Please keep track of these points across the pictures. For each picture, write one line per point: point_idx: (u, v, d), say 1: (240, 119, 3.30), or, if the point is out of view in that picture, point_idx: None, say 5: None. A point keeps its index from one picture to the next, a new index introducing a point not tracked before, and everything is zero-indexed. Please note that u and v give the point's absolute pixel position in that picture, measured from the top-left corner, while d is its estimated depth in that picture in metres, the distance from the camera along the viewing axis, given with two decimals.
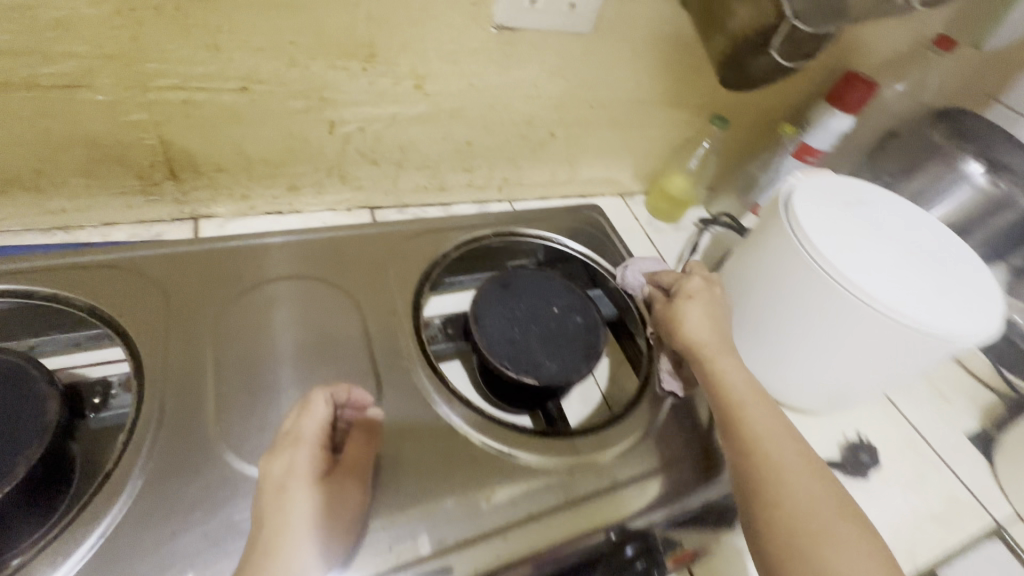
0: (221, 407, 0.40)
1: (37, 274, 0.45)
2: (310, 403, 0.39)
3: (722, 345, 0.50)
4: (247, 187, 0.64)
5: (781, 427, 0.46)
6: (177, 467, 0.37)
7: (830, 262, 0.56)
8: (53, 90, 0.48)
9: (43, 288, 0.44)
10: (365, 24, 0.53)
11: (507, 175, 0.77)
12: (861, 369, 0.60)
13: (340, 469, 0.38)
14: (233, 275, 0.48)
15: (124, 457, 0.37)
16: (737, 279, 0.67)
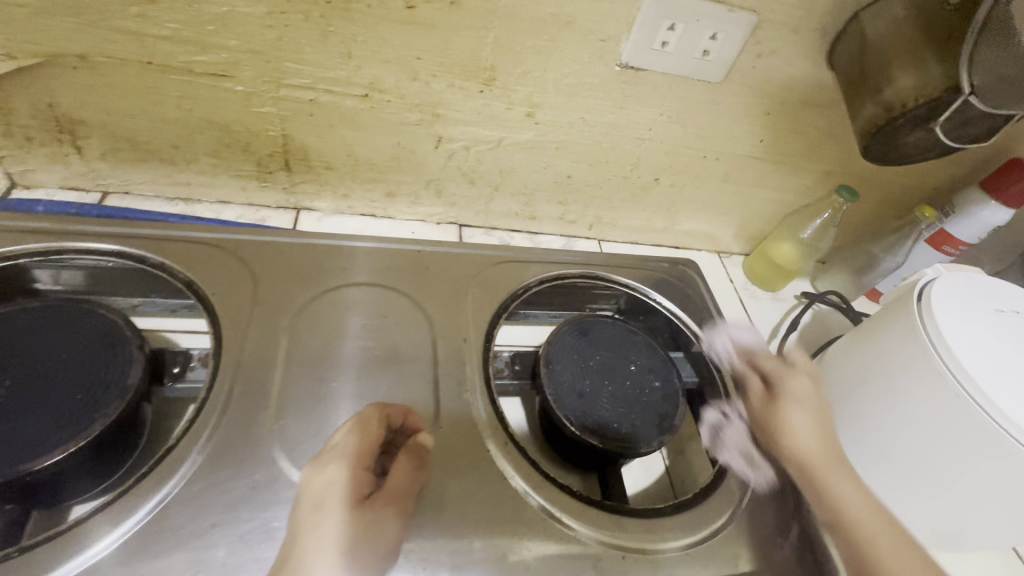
0: (282, 404, 0.40)
1: (151, 242, 0.48)
2: (362, 418, 0.39)
3: (829, 459, 0.47)
4: (349, 188, 0.66)
5: (872, 506, 0.44)
6: (231, 456, 0.38)
7: (965, 372, 0.48)
8: (202, 77, 0.52)
9: (155, 256, 0.47)
10: (491, 49, 0.53)
11: (601, 214, 0.74)
12: (985, 511, 0.49)
13: (380, 497, 0.37)
14: (320, 272, 0.49)
15: (187, 435, 0.38)
16: (840, 370, 0.59)
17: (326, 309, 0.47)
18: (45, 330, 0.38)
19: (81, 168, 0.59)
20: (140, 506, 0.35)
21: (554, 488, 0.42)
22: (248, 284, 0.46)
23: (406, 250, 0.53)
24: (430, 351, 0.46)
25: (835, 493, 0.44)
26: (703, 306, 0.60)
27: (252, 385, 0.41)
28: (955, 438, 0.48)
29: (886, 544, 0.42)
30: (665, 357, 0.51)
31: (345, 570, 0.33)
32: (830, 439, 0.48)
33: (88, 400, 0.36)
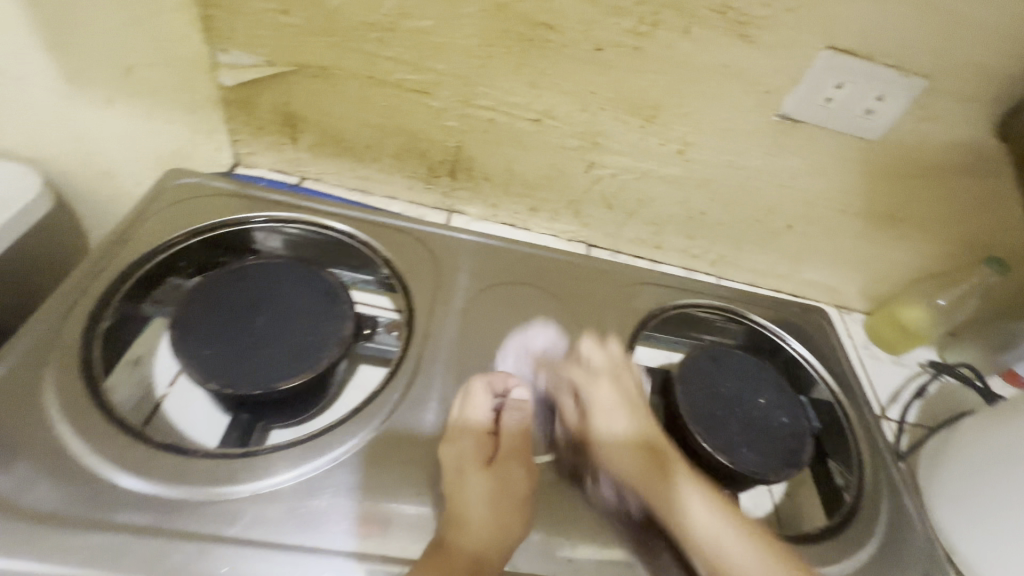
0: (460, 373, 0.48)
1: (356, 222, 0.57)
2: (471, 394, 0.46)
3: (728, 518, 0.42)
4: (499, 198, 0.73)
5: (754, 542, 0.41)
6: (421, 409, 0.46)
7: None
8: (407, 92, 0.61)
9: (359, 232, 0.56)
10: (660, 90, 0.58)
11: (725, 253, 0.76)
12: None
13: (503, 458, 0.44)
14: (489, 267, 0.56)
15: (387, 385, 0.46)
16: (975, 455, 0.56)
17: (493, 299, 0.54)
18: (282, 281, 0.47)
19: (289, 155, 0.71)
20: (356, 433, 0.43)
21: None
22: (432, 269, 0.54)
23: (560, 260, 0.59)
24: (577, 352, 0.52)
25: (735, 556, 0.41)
26: (836, 355, 0.61)
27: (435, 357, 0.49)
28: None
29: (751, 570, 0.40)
30: (796, 397, 0.52)
31: (498, 516, 0.40)
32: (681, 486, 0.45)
33: (314, 344, 0.43)
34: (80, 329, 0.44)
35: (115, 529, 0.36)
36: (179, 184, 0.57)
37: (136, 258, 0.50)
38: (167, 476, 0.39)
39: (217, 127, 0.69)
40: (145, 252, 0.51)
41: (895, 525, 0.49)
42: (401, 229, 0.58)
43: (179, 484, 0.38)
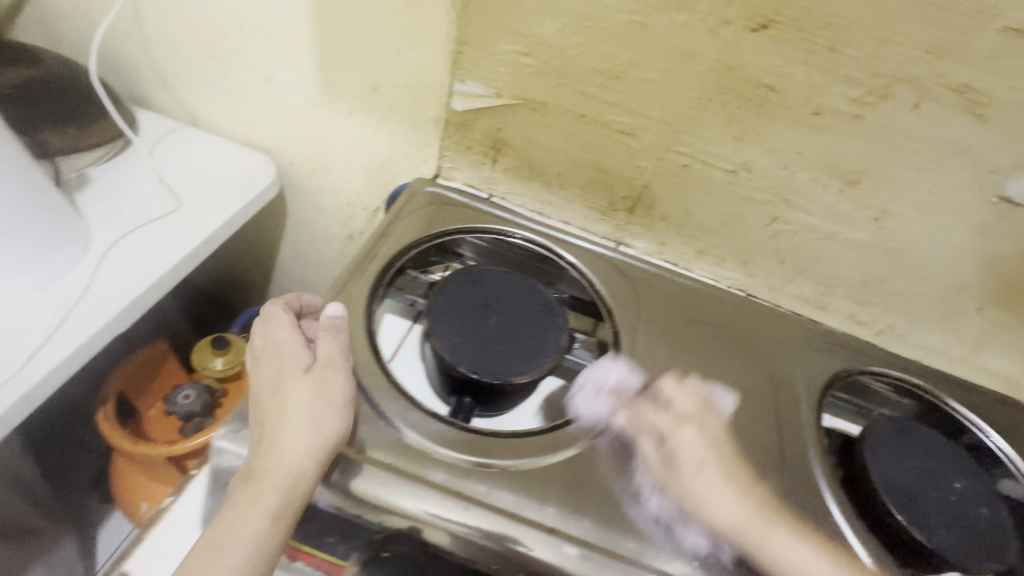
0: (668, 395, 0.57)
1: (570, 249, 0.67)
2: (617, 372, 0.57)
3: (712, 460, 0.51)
4: (668, 237, 0.76)
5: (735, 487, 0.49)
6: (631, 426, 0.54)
7: None
8: (614, 132, 0.67)
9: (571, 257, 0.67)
10: (871, 157, 0.59)
11: (895, 325, 0.73)
12: None
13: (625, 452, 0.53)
14: (684, 305, 0.65)
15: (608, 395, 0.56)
16: None
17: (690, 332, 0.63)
18: (508, 287, 0.53)
19: (484, 174, 0.79)
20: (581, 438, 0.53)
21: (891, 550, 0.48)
22: (634, 301, 0.64)
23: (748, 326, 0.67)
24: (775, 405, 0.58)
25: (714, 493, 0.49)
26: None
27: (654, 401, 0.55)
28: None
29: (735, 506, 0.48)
30: (991, 484, 0.51)
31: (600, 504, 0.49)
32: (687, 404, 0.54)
33: (535, 347, 0.49)
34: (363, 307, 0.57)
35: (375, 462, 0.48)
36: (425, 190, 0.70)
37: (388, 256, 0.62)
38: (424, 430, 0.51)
39: (431, 143, 0.79)
40: (398, 249, 0.63)
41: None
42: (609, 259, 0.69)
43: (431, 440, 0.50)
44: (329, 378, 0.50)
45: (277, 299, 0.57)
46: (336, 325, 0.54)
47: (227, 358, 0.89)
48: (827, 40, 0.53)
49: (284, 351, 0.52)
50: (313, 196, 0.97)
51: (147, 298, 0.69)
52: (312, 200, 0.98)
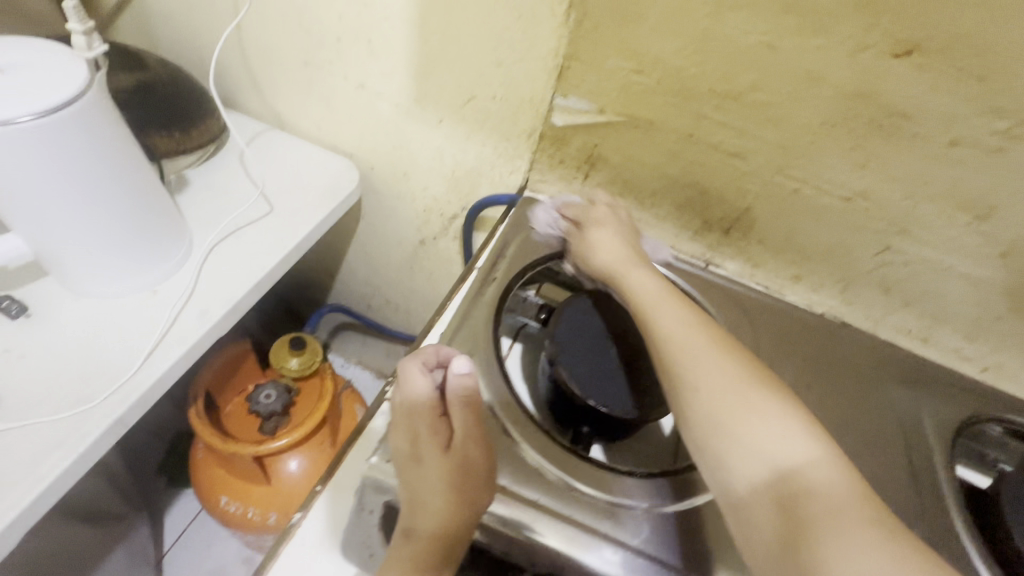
0: None
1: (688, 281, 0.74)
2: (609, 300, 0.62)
3: (725, 407, 0.47)
4: (763, 261, 0.74)
5: (771, 427, 0.45)
6: None
7: None
8: (721, 153, 0.65)
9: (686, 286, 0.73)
10: (1010, 192, 0.55)
11: (1007, 367, 0.69)
12: None
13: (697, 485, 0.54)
14: (801, 345, 0.69)
15: None
16: None
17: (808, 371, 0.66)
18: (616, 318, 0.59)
19: (574, 188, 0.78)
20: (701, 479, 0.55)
21: None
22: (754, 338, 0.69)
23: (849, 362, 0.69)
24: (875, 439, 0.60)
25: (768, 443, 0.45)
26: None
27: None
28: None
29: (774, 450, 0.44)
30: None
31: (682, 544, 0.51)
32: (621, 247, 0.63)
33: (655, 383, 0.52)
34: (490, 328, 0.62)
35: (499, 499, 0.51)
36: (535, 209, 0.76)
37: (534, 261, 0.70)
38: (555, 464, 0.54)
39: (521, 155, 0.78)
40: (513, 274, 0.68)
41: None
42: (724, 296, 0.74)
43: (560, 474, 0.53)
44: (472, 462, 0.51)
45: (412, 357, 0.55)
46: (469, 390, 0.53)
47: (303, 358, 0.90)
48: (977, 69, 0.50)
49: (424, 418, 0.52)
50: (389, 201, 0.97)
51: (245, 302, 0.70)
52: (388, 204, 0.98)
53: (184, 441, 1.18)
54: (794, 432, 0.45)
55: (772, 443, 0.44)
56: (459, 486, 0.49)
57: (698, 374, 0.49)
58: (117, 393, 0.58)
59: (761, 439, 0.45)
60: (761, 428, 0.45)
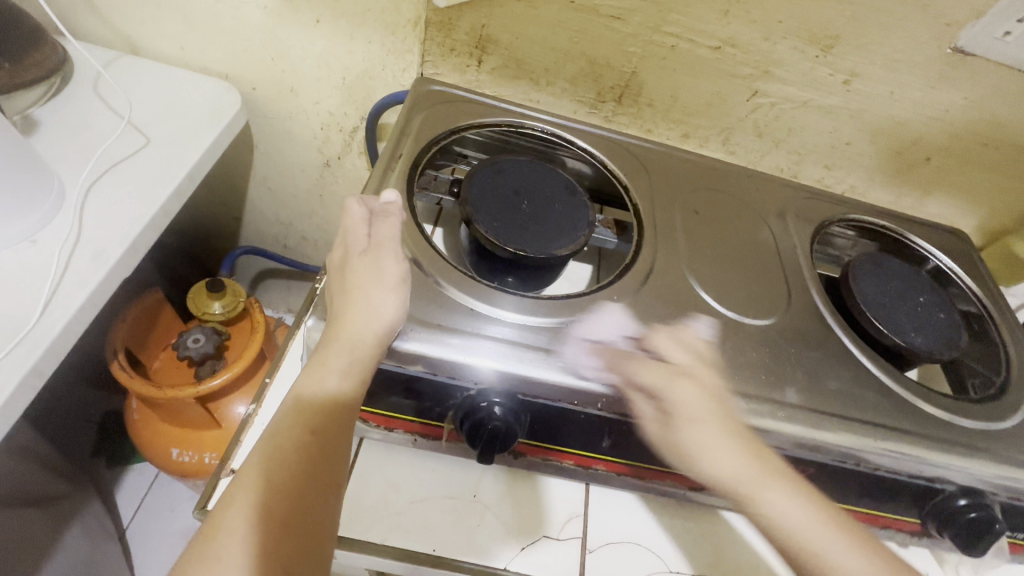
0: (688, 248, 0.56)
1: (567, 129, 0.66)
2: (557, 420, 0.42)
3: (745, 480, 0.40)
4: (655, 124, 0.79)
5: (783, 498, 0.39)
6: (662, 286, 0.52)
7: None
8: (602, 17, 0.68)
9: (564, 134, 0.65)
10: (845, 20, 0.63)
11: (856, 185, 0.82)
12: None
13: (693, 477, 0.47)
14: (686, 173, 0.64)
15: (639, 254, 0.54)
16: None
17: (697, 196, 0.62)
18: (534, 173, 0.55)
19: (470, 78, 0.78)
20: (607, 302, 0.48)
21: (880, 351, 0.56)
22: (642, 170, 0.63)
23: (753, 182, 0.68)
24: (781, 259, 0.58)
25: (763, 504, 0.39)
26: (976, 263, 0.69)
27: (665, 279, 0.52)
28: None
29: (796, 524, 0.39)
30: (945, 295, 0.61)
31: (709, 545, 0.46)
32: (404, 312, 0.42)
33: (571, 225, 0.52)
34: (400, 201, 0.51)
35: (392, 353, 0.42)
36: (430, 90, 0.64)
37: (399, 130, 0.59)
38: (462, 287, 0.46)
39: (411, 49, 0.76)
40: (420, 146, 0.58)
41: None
42: (605, 139, 0.67)
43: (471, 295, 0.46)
44: (389, 274, 0.44)
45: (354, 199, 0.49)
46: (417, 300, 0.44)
47: (226, 300, 0.87)
48: None
49: (348, 246, 0.46)
50: (281, 123, 0.91)
51: (144, 240, 0.66)
52: (279, 128, 0.92)
53: (116, 416, 1.12)
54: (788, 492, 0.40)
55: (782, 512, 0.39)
56: (367, 300, 0.42)
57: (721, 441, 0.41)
58: (21, 346, 0.55)
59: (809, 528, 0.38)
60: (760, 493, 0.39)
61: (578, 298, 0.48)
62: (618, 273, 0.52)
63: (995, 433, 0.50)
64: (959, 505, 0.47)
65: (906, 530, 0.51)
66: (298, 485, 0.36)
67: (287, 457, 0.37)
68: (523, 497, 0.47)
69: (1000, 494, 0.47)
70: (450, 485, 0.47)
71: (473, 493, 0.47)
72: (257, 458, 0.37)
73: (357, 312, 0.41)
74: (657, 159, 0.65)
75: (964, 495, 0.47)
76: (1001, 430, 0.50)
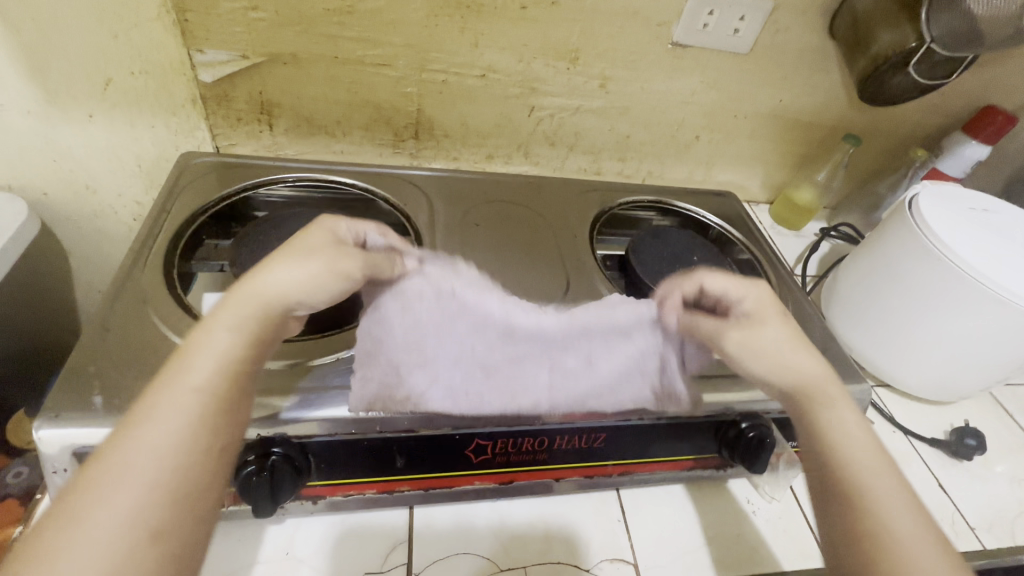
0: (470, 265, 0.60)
1: (355, 175, 0.68)
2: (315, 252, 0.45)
3: (824, 396, 0.45)
4: (459, 151, 0.84)
5: (864, 433, 0.42)
6: None
7: (937, 237, 0.65)
8: (368, 66, 0.72)
9: (349, 179, 0.67)
10: (577, 36, 0.72)
11: (652, 170, 0.91)
12: (953, 345, 0.66)
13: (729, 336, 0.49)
14: (472, 194, 0.70)
15: None
16: (840, 279, 0.77)
17: (482, 213, 0.67)
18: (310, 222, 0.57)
19: (268, 142, 0.79)
20: None
21: None
22: (424, 200, 0.67)
23: (545, 187, 0.74)
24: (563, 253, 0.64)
25: (825, 422, 0.43)
26: (743, 221, 0.79)
27: None
28: (927, 283, 0.65)
29: (848, 452, 0.41)
30: (715, 251, 0.69)
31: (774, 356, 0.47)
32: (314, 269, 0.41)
33: None
34: (159, 277, 0.49)
35: None
36: (198, 163, 0.65)
37: (164, 208, 0.58)
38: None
39: (197, 126, 0.76)
40: (185, 220, 0.57)
41: (799, 317, 0.63)
42: (392, 176, 0.70)
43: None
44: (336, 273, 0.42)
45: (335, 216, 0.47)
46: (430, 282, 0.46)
47: None
48: None
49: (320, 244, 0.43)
50: (88, 223, 0.86)
51: None
52: (89, 229, 0.86)
53: None
54: (868, 444, 0.42)
55: (849, 429, 0.42)
56: (281, 272, 0.40)
57: (750, 343, 0.47)
58: None
59: (856, 458, 0.40)
60: (847, 413, 0.44)
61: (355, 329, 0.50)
62: None
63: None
64: (740, 428, 0.51)
65: (714, 465, 0.55)
66: (195, 441, 0.33)
67: (153, 434, 0.32)
68: (336, 543, 0.47)
69: (772, 409, 0.53)
70: (261, 552, 0.46)
71: (285, 552, 0.47)
72: (113, 452, 0.31)
73: (281, 266, 0.41)
74: (446, 185, 0.69)
75: (745, 419, 0.52)
76: None
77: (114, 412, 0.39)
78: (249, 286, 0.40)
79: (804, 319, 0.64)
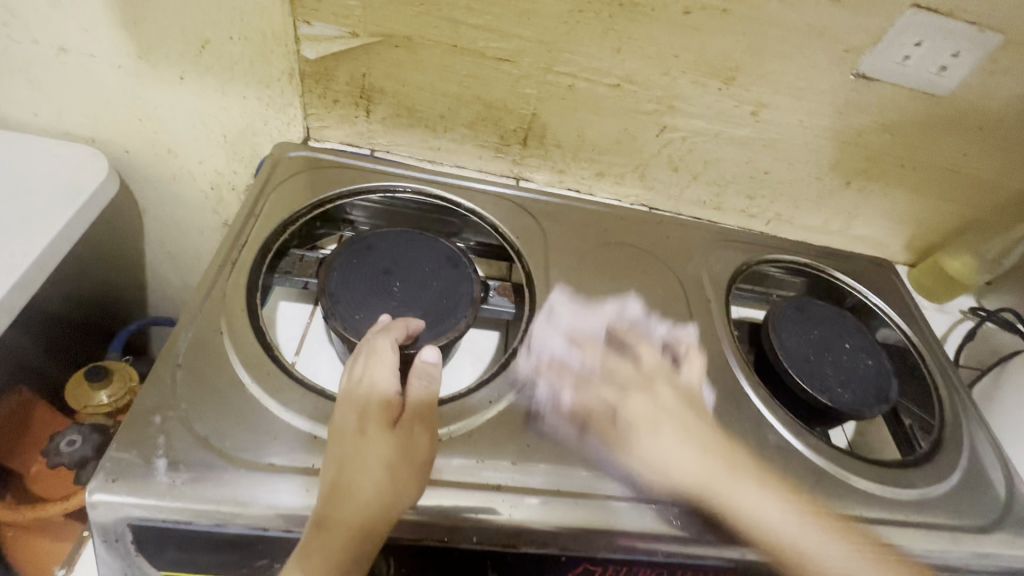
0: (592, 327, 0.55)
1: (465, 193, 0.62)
2: (378, 348, 0.41)
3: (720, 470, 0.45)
4: (567, 164, 0.73)
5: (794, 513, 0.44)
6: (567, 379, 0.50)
7: None
8: (490, 60, 0.62)
9: (467, 202, 0.61)
10: (741, 51, 0.59)
11: (782, 212, 0.78)
12: None
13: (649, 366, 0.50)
14: (596, 230, 0.64)
15: (534, 333, 0.53)
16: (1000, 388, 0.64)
17: (603, 256, 0.61)
18: (409, 247, 0.50)
19: (361, 129, 0.71)
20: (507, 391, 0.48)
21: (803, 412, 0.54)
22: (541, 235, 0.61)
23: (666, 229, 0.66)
24: (695, 323, 0.58)
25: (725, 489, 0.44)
26: (893, 294, 0.68)
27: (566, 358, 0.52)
28: None
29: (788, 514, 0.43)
30: (873, 338, 0.57)
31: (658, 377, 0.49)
32: (403, 459, 0.38)
33: (452, 306, 0.47)
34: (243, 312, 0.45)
35: (204, 513, 0.34)
36: (291, 157, 0.59)
37: (248, 214, 0.53)
38: (314, 415, 0.40)
39: (290, 102, 0.69)
40: (272, 230, 0.53)
41: (956, 443, 0.54)
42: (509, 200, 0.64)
43: (325, 424, 0.40)
44: (417, 443, 0.39)
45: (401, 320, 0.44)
46: (430, 367, 0.42)
47: (113, 387, 0.75)
48: None
49: (370, 410, 0.39)
50: (164, 186, 0.80)
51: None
52: (163, 192, 0.81)
53: None
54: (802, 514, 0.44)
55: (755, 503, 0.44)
56: (379, 479, 0.36)
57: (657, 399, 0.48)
58: None
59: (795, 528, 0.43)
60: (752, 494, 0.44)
61: (476, 391, 0.48)
62: (511, 355, 0.51)
63: (921, 499, 0.49)
64: None
65: None
66: None
67: None
68: None
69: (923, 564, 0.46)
70: None
71: None
72: None
73: (369, 478, 0.36)
74: (565, 220, 0.63)
75: None
76: (907, 491, 0.49)
77: (176, 484, 0.35)
78: (345, 510, 0.35)
79: (961, 444, 0.54)
